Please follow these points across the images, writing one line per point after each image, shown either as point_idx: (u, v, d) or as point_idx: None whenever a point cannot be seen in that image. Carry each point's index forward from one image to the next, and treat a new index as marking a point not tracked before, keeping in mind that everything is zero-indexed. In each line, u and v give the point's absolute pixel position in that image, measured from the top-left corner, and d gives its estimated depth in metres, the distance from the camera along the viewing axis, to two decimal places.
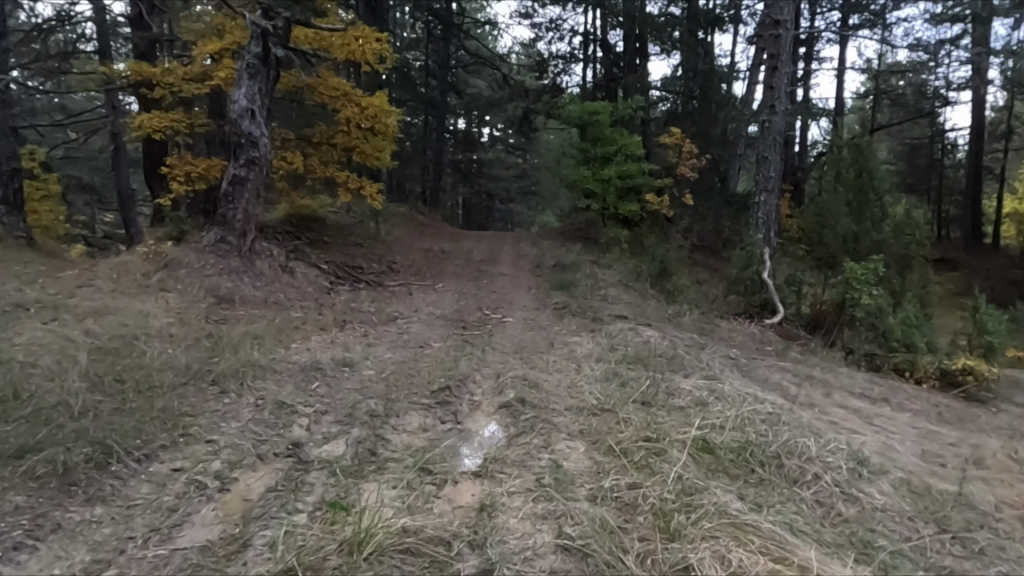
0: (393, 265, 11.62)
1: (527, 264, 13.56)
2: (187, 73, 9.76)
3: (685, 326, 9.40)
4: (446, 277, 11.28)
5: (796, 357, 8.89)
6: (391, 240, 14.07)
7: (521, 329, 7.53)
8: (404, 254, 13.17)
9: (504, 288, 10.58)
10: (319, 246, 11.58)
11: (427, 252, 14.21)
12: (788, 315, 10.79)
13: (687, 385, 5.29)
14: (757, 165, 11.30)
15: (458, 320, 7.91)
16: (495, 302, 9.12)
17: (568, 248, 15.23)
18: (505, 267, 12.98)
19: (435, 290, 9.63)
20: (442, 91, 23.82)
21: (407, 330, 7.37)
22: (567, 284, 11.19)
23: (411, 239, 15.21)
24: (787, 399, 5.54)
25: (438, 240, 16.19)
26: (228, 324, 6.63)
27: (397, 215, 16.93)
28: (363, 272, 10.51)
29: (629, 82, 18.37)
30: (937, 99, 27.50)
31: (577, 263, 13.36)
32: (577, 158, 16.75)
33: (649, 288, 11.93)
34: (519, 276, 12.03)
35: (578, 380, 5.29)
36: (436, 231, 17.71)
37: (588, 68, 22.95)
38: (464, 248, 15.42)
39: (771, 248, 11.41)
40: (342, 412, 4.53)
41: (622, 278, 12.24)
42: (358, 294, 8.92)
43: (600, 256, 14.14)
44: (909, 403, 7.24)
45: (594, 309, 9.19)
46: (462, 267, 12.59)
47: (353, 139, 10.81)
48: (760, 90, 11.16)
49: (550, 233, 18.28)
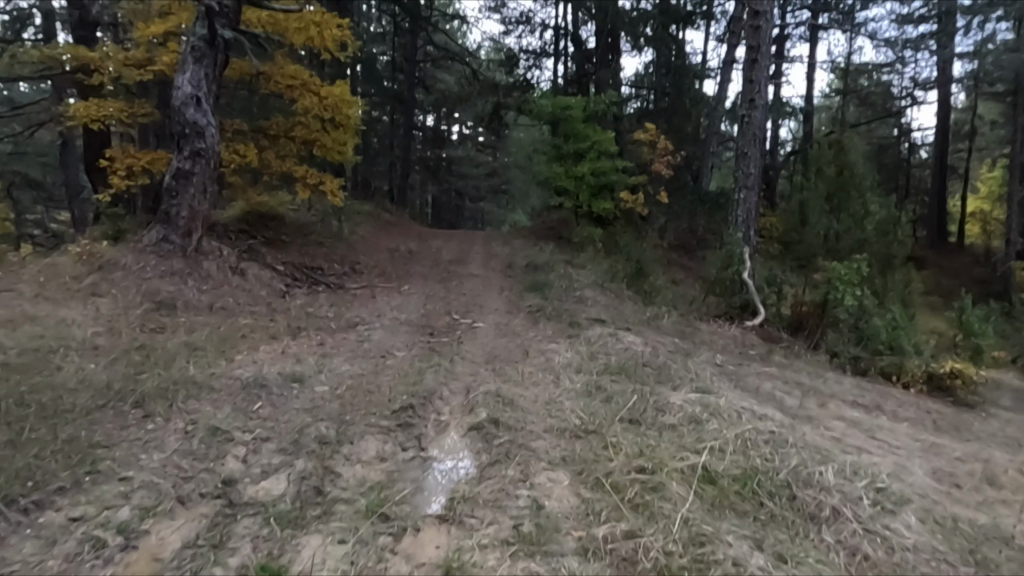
0: (356, 266, 10.96)
1: (498, 264, 13.00)
2: (128, 58, 8.98)
3: (665, 330, 8.94)
4: (412, 278, 10.67)
5: (781, 362, 8.49)
6: (355, 239, 13.38)
7: (493, 335, 6.96)
8: (369, 254, 12.50)
9: (474, 290, 10.01)
10: (277, 246, 10.86)
11: (393, 252, 13.56)
12: (769, 316, 10.43)
13: (677, 399, 4.78)
14: (737, 161, 10.89)
15: (424, 326, 7.31)
16: (465, 305, 8.53)
17: (540, 247, 14.71)
18: (475, 267, 12.40)
19: (401, 293, 9.02)
20: (410, 85, 23.11)
21: (368, 338, 6.75)
22: (540, 285, 10.66)
23: (377, 239, 14.53)
24: (784, 412, 5.07)
25: (405, 239, 15.53)
26: (165, 333, 5.94)
27: (362, 214, 16.22)
28: (323, 274, 9.83)
29: (602, 77, 17.93)
30: (904, 99, 27.69)
31: (550, 263, 12.85)
32: (549, 155, 16.23)
33: (626, 289, 11.47)
34: (490, 277, 11.46)
35: (557, 395, 4.75)
36: (403, 230, 17.04)
37: (559, 64, 22.48)
38: (433, 247, 14.79)
39: (751, 247, 11.03)
40: (287, 439, 3.90)
41: (597, 279, 11.76)
42: (316, 298, 8.26)
43: (574, 256, 13.66)
44: (902, 411, 6.88)
45: (570, 312, 8.67)
46: (430, 268, 11.98)
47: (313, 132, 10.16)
48: (740, 84, 10.75)
49: (522, 232, 17.75)
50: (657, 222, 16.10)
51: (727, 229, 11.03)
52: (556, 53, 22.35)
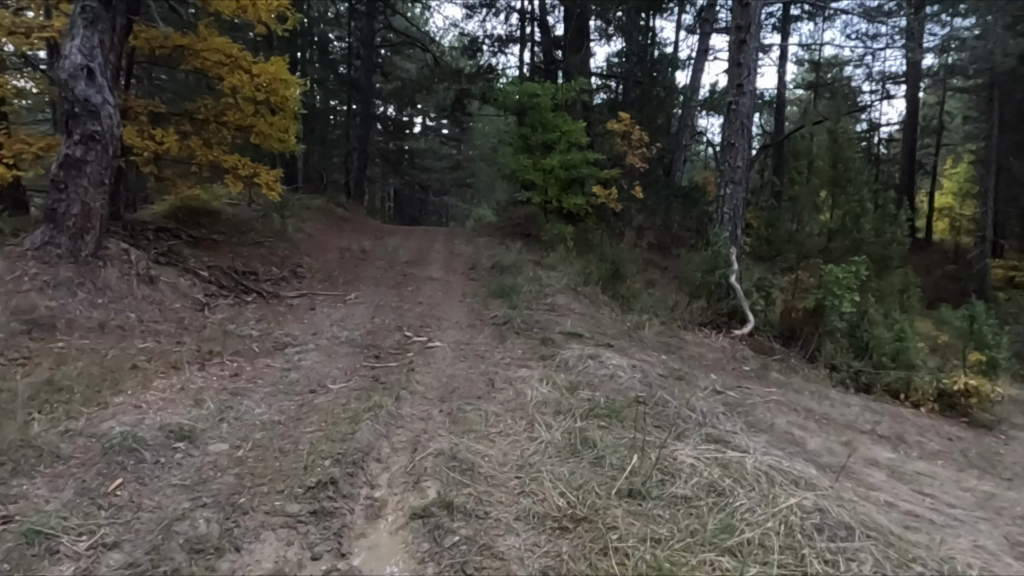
0: (299, 270, 9.68)
1: (460, 266, 11.81)
2: (13, 23, 7.41)
3: (649, 343, 7.92)
4: (362, 283, 9.44)
5: (778, 379, 7.55)
6: (301, 238, 12.02)
7: (451, 358, 5.80)
8: (316, 254, 11.20)
9: (432, 296, 8.83)
10: (207, 247, 9.51)
11: (344, 252, 12.25)
12: (759, 325, 9.48)
13: (686, 454, 3.71)
14: (723, 152, 9.89)
15: (369, 348, 6.12)
16: (420, 318, 7.35)
17: (507, 246, 13.58)
18: (435, 270, 11.18)
19: (346, 302, 7.80)
20: (367, 71, 21.66)
21: (298, 364, 5.55)
22: (507, 291, 9.52)
23: (327, 237, 13.21)
24: (815, 465, 4.03)
25: (358, 237, 14.20)
26: (28, 368, 4.66)
27: (311, 209, 14.81)
28: (258, 280, 8.55)
29: (572, 64, 16.81)
30: (875, 93, 27.28)
31: (518, 264, 11.73)
32: (516, 146, 15.06)
33: (601, 294, 10.40)
34: (450, 282, 10.28)
35: (530, 455, 3.63)
36: (357, 227, 15.68)
37: (525, 50, 21.29)
38: (389, 246, 13.49)
39: (738, 248, 10.05)
40: (142, 550, 2.74)
41: (570, 282, 10.67)
42: (243, 311, 6.99)
43: (543, 256, 12.56)
44: (926, 441, 5.97)
45: (541, 324, 7.55)
46: (383, 270, 10.76)
47: (248, 116, 9.04)
48: (727, 67, 9.73)
49: (487, 229, 16.56)
50: (631, 218, 15.08)
51: (712, 228, 10.05)
52: (522, 39, 21.13)
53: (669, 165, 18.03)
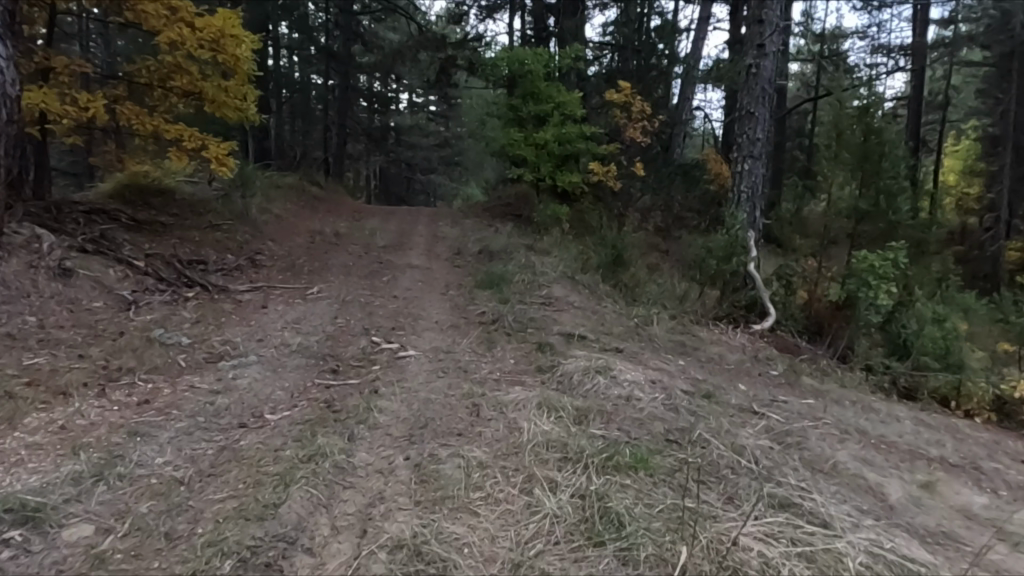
0: (258, 257, 8.49)
1: (443, 252, 10.62)
2: None
3: (662, 344, 6.84)
4: (330, 272, 8.26)
5: (812, 388, 6.49)
6: (266, 221, 10.76)
7: (427, 374, 4.66)
8: (281, 239, 9.97)
9: (409, 288, 7.66)
10: (152, 231, 8.29)
11: (315, 235, 11.02)
12: (780, 319, 8.42)
13: (748, 531, 2.69)
14: (741, 122, 8.72)
15: (326, 359, 4.96)
16: (393, 316, 6.18)
17: (496, 229, 12.40)
18: (415, 256, 9.98)
19: (306, 298, 6.62)
20: (345, 39, 20.20)
21: (232, 384, 4.39)
22: (497, 282, 8.38)
23: (297, 219, 11.96)
24: (917, 539, 2.97)
25: (333, 219, 12.96)
26: None
27: (281, 189, 13.53)
28: (206, 270, 7.35)
29: (566, 29, 15.47)
30: (879, 66, 26.08)
31: (509, 249, 10.58)
32: (506, 119, 13.82)
33: (602, 283, 9.29)
34: (432, 270, 9.10)
35: (533, 544, 2.57)
36: (333, 207, 14.42)
37: (514, 17, 19.88)
38: (366, 229, 12.26)
39: (757, 232, 8.93)
40: None
41: (567, 271, 9.55)
42: (178, 310, 5.81)
43: (536, 240, 11.41)
44: (1004, 468, 4.93)
45: (538, 324, 6.42)
46: (356, 256, 9.55)
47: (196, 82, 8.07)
48: (747, 24, 8.53)
49: (475, 209, 15.35)
50: (631, 198, 13.90)
51: (727, 209, 8.93)
52: (512, 5, 19.70)
53: (670, 140, 16.81)
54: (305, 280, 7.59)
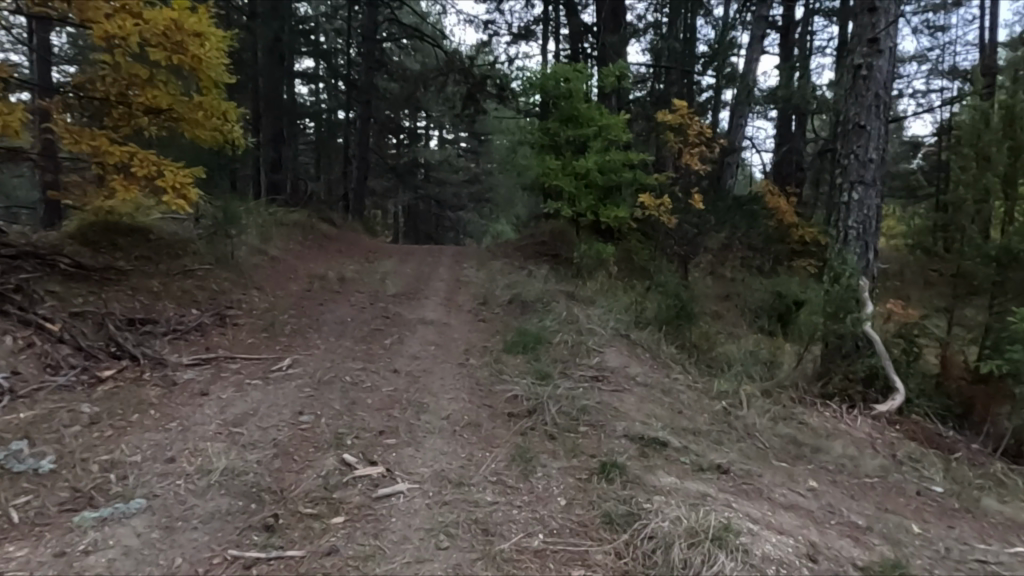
0: (232, 312, 6.74)
1: (466, 303, 8.74)
2: None
3: (767, 445, 4.81)
4: (317, 333, 6.43)
5: (1004, 517, 4.35)
6: (258, 266, 9.08)
7: (424, 546, 2.74)
8: (270, 288, 8.22)
9: (416, 357, 5.75)
10: (99, 281, 6.61)
11: (316, 282, 9.27)
12: (911, 398, 6.27)
13: None
14: (846, 139, 6.74)
15: (262, 501, 3.07)
16: (384, 410, 4.27)
17: (530, 273, 10.55)
18: (431, 309, 8.11)
19: (268, 377, 4.77)
20: (366, 66, 18.84)
21: (75, 567, 2.53)
22: (533, 346, 6.46)
23: (298, 263, 10.25)
24: None
25: (343, 262, 11.25)
26: None
27: (286, 228, 11.91)
28: (147, 335, 5.59)
29: (608, 47, 13.75)
30: (947, 90, 23.78)
31: (547, 298, 8.67)
32: (541, 147, 12.09)
33: (665, 346, 7.31)
34: (450, 328, 7.23)
35: None
36: (345, 248, 12.75)
37: (547, 39, 18.29)
38: (378, 273, 10.49)
39: (872, 279, 6.80)
40: None
41: (620, 331, 7.59)
42: (70, 404, 4.02)
43: (577, 287, 9.49)
44: None
45: (593, 419, 4.45)
46: (355, 309, 7.73)
47: (164, 97, 6.80)
48: (853, 14, 6.64)
49: (506, 249, 13.54)
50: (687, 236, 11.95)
51: (829, 251, 6.92)
52: (546, 27, 18.17)
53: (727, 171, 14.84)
54: (280, 347, 5.76)
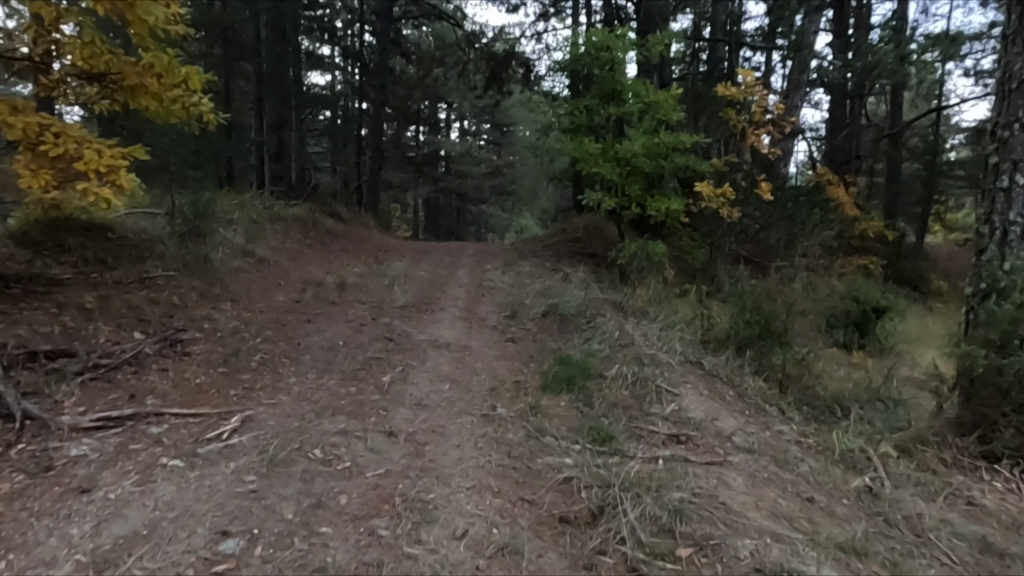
0: (182, 336, 5.12)
1: (490, 316, 7.13)
2: None
3: (955, 561, 3.14)
4: (290, 367, 4.81)
5: None
6: (241, 270, 7.53)
7: None
8: (250, 300, 6.67)
9: (423, 407, 4.14)
10: (15, 297, 5.09)
11: (310, 289, 7.71)
12: None
13: None
14: (1005, 102, 4.95)
15: None
16: (364, 525, 2.68)
17: (565, 277, 8.91)
18: (447, 325, 6.52)
19: (192, 456, 3.15)
20: (379, 45, 17.20)
21: None
22: (581, 386, 4.81)
23: (292, 267, 8.71)
24: None
25: (348, 263, 9.71)
26: None
27: (283, 225, 10.41)
28: (51, 377, 4.02)
29: (652, 11, 11.93)
30: None
31: (590, 310, 7.02)
32: (577, 130, 10.40)
33: (749, 378, 5.62)
34: (470, 355, 5.61)
35: None
36: (352, 245, 11.22)
37: (579, 12, 16.51)
38: (387, 276, 8.93)
39: None
40: None
41: (691, 358, 5.90)
42: None
43: (624, 295, 7.82)
44: None
45: (694, 531, 2.82)
46: (351, 327, 6.12)
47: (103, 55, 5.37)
48: None
49: (536, 247, 11.88)
50: (747, 231, 10.19)
51: (979, 256, 5.10)
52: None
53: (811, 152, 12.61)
54: (229, 394, 4.13)
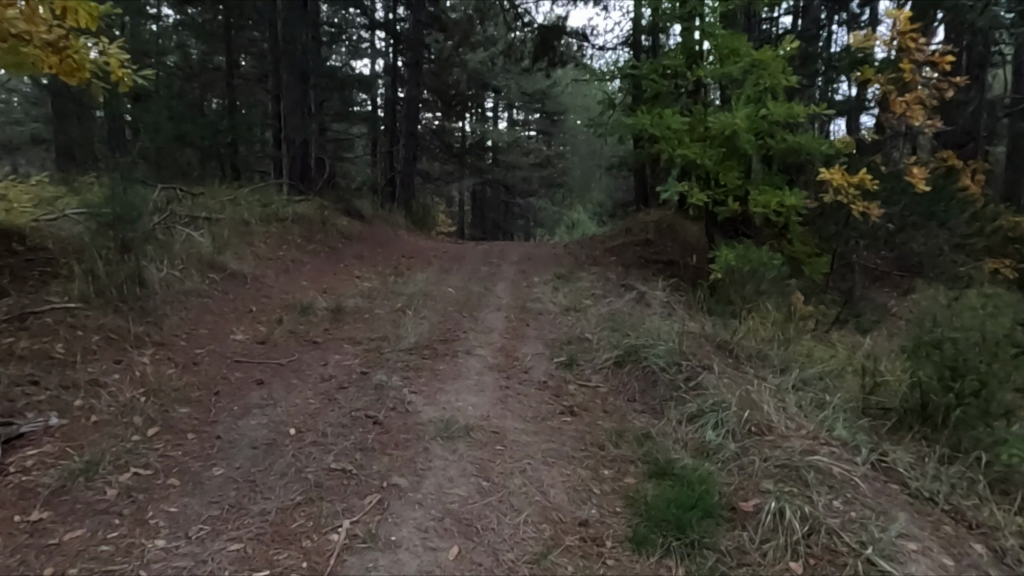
0: (16, 429, 3.07)
1: (537, 366, 4.86)
2: None
3: None
4: (174, 513, 2.71)
5: None
6: (194, 292, 5.46)
7: None
8: (187, 344, 4.60)
9: None
10: None
11: (291, 319, 5.61)
12: None
13: None
14: None
15: None
16: None
17: (639, 297, 6.60)
18: (470, 388, 4.29)
19: None
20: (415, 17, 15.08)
21: None
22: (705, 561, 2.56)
23: (278, 283, 6.62)
24: None
25: (356, 276, 7.59)
26: None
27: (279, 227, 8.34)
28: None
29: None
30: None
31: (686, 359, 4.67)
32: (654, 100, 8.02)
33: (984, 506, 3.25)
34: (501, 456, 3.36)
35: None
36: (369, 251, 9.09)
37: None
38: (402, 296, 6.76)
39: None
40: None
41: (874, 462, 3.52)
42: None
43: (729, 329, 5.45)
44: None
45: None
46: (318, 396, 3.93)
47: None
48: None
49: (596, 250, 9.56)
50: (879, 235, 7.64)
51: None
52: None
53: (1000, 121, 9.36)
54: None
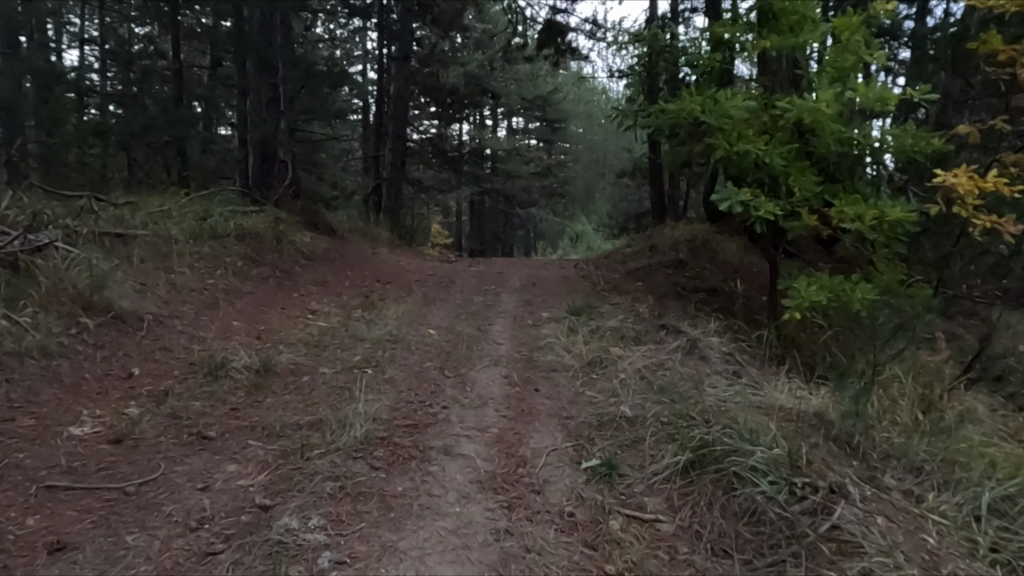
0: None
1: (556, 480, 3.03)
2: None
3: None
4: None
5: None
6: (32, 358, 3.67)
7: None
8: None
9: None
10: None
11: (187, 387, 3.79)
12: None
13: None
14: None
15: None
16: None
17: (690, 348, 4.78)
18: (444, 546, 2.47)
19: None
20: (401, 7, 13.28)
21: None
22: None
23: (193, 325, 4.81)
24: None
25: (310, 312, 5.76)
26: None
27: (216, 247, 6.51)
28: None
29: None
30: None
31: (803, 477, 2.84)
32: (700, 83, 6.17)
33: None
34: None
35: None
36: (336, 275, 7.26)
37: None
38: (365, 343, 4.91)
39: None
40: None
41: None
42: None
43: (846, 409, 3.61)
44: None
45: None
46: None
47: None
48: None
49: (619, 273, 7.73)
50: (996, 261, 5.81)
51: None
52: None
53: None
54: None
